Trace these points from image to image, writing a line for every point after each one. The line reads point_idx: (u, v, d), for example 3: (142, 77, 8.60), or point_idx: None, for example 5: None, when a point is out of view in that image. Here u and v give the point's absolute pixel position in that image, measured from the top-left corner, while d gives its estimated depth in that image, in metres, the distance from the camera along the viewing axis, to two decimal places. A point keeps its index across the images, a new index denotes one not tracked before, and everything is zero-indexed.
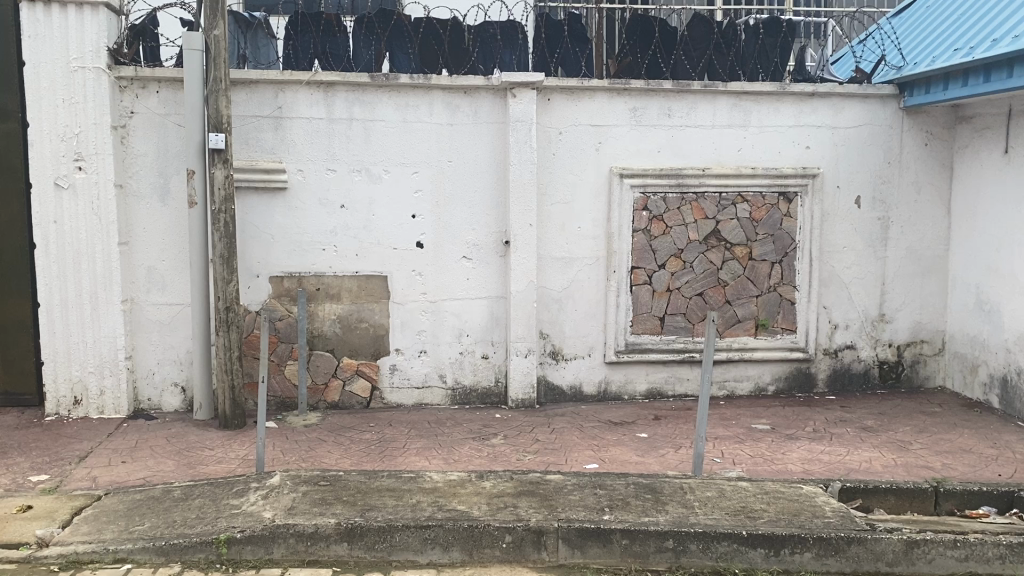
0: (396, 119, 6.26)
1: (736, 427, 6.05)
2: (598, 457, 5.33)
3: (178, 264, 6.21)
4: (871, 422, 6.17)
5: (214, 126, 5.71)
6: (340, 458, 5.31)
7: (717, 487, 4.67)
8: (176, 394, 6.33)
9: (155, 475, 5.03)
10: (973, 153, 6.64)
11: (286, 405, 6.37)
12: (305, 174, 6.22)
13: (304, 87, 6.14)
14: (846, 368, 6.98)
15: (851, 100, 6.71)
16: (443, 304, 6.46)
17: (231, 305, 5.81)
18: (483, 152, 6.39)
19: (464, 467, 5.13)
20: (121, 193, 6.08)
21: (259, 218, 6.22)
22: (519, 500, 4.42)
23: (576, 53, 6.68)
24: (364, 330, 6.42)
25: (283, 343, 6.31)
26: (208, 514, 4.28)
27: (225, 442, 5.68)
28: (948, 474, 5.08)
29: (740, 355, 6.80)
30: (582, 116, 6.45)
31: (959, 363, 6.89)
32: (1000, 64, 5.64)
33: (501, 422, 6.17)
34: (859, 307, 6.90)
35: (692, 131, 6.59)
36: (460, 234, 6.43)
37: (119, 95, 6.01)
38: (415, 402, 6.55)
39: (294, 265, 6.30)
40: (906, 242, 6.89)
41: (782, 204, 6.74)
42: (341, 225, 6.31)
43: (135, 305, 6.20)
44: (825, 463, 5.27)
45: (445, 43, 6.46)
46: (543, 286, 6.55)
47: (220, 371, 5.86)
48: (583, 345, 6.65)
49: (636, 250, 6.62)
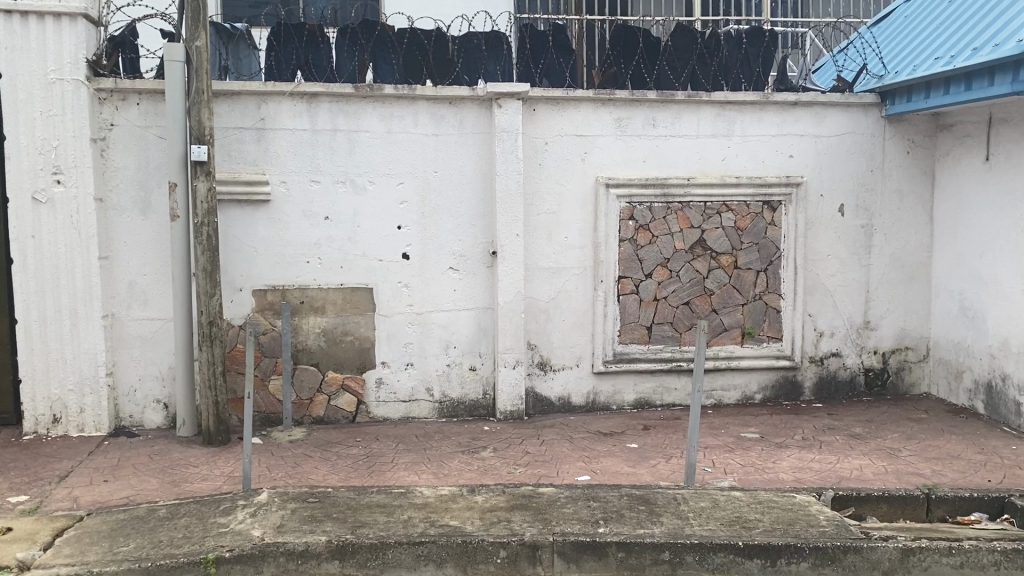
0: (381, 129, 6.21)
1: (725, 436, 6.04)
2: (589, 469, 5.28)
3: (161, 279, 6.11)
4: (859, 429, 6.18)
5: (196, 138, 5.64)
6: (328, 473, 5.24)
7: (710, 497, 4.65)
8: (159, 410, 6.22)
9: (138, 495, 4.92)
10: (955, 160, 6.70)
11: (271, 420, 6.27)
12: (288, 186, 6.15)
13: (287, 98, 6.09)
14: (832, 376, 6.99)
15: (834, 109, 6.74)
16: (430, 316, 6.41)
17: (215, 319, 5.74)
18: (469, 162, 6.35)
19: (454, 481, 5.06)
20: (101, 206, 5.97)
21: (242, 231, 6.13)
22: (512, 514, 4.36)
23: (561, 63, 6.64)
24: (350, 344, 6.35)
25: (267, 357, 6.22)
26: (196, 534, 4.19)
27: (210, 459, 5.58)
28: (938, 481, 5.09)
29: (727, 363, 6.80)
30: (568, 126, 6.43)
31: (944, 369, 6.93)
32: (981, 72, 5.69)
33: (490, 434, 6.11)
34: (844, 314, 6.92)
35: (677, 141, 6.59)
36: (446, 245, 6.38)
37: (98, 107, 5.92)
38: (402, 416, 6.48)
39: (279, 278, 6.22)
40: (890, 250, 6.93)
41: (767, 212, 6.76)
42: (326, 237, 6.24)
43: (116, 320, 6.09)
44: (816, 471, 5.27)
45: (429, 54, 6.42)
46: (531, 297, 6.51)
47: (204, 387, 5.76)
48: (571, 355, 6.62)
49: (623, 260, 6.60)
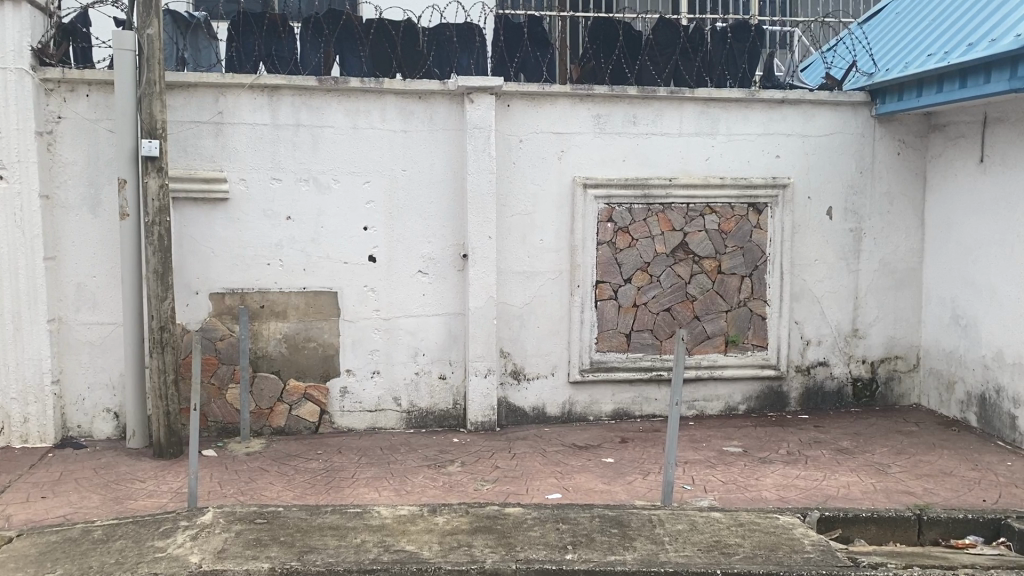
0: (346, 125, 5.89)
1: (706, 450, 5.74)
2: (561, 486, 4.97)
3: (111, 281, 5.76)
4: (847, 443, 5.89)
5: (147, 132, 5.31)
6: (282, 490, 4.90)
7: (687, 519, 4.34)
8: (109, 420, 5.87)
9: (76, 514, 4.58)
10: (948, 161, 6.43)
11: (228, 430, 5.93)
12: (247, 184, 5.82)
13: (246, 91, 5.76)
14: (819, 386, 6.71)
15: (822, 107, 6.46)
16: (397, 321, 6.09)
17: (166, 325, 5.41)
18: (439, 161, 6.04)
19: (416, 499, 4.74)
20: (47, 204, 5.63)
21: (198, 230, 5.79)
22: (474, 538, 4.05)
23: (536, 58, 6.37)
24: (313, 350, 6.02)
25: (224, 364, 5.88)
26: (129, 559, 3.86)
27: (158, 473, 5.24)
28: (930, 500, 4.81)
29: (710, 373, 6.51)
30: (543, 124, 6.13)
31: (935, 379, 6.66)
32: (976, 69, 5.41)
33: (459, 446, 5.80)
34: (832, 322, 6.64)
35: (658, 139, 6.29)
36: (415, 247, 6.06)
37: (45, 99, 5.57)
38: (368, 426, 6.16)
39: (237, 281, 5.88)
40: (879, 255, 6.66)
41: (752, 215, 6.48)
42: (288, 238, 5.92)
43: (64, 324, 5.75)
44: (801, 489, 4.98)
45: (397, 47, 6.10)
46: (504, 302, 6.20)
47: (154, 397, 5.43)
48: (546, 363, 6.31)
49: (601, 264, 6.30)
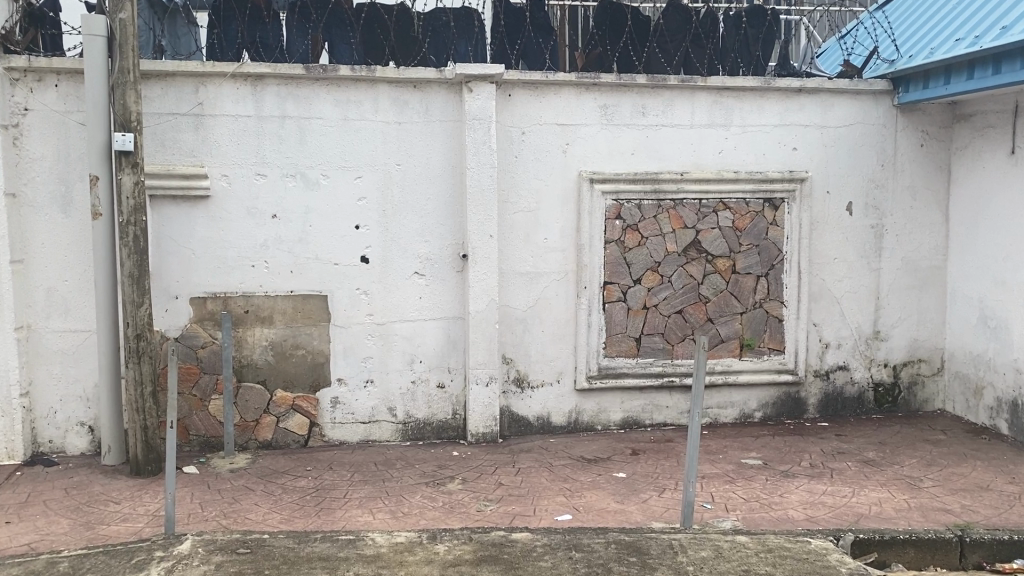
0: (335, 116, 5.50)
1: (724, 463, 5.36)
2: (571, 506, 4.59)
3: (84, 285, 5.36)
4: (873, 454, 5.53)
5: (121, 124, 4.90)
6: (268, 513, 4.52)
7: (712, 544, 3.97)
8: (83, 434, 5.47)
9: (41, 542, 4.18)
10: (974, 154, 6.06)
11: (211, 444, 5.54)
12: (230, 180, 5.42)
13: (229, 80, 5.35)
14: (838, 392, 6.35)
15: (841, 97, 6.09)
16: (392, 327, 5.70)
17: (143, 332, 5.00)
18: (437, 155, 5.65)
19: (414, 523, 4.36)
20: (13, 203, 5.22)
21: (177, 231, 5.39)
22: (479, 570, 3.67)
23: (538, 43, 5.99)
24: (301, 358, 5.63)
25: (206, 374, 5.49)
26: None
27: (134, 493, 4.85)
28: (970, 518, 4.44)
29: (724, 378, 6.14)
30: (546, 115, 5.74)
31: (961, 384, 6.30)
32: (1012, 54, 5.02)
33: (459, 461, 5.41)
34: (852, 324, 6.28)
35: (668, 131, 5.91)
36: (410, 247, 5.67)
37: (10, 89, 5.16)
38: (362, 439, 5.77)
39: (219, 284, 5.48)
40: (902, 253, 6.29)
41: (767, 211, 6.10)
42: (273, 238, 5.52)
43: (33, 332, 5.34)
44: (829, 507, 4.61)
45: (391, 32, 5.71)
46: (506, 304, 5.82)
47: (131, 410, 5.03)
48: (551, 369, 5.94)
49: (609, 263, 5.93)
